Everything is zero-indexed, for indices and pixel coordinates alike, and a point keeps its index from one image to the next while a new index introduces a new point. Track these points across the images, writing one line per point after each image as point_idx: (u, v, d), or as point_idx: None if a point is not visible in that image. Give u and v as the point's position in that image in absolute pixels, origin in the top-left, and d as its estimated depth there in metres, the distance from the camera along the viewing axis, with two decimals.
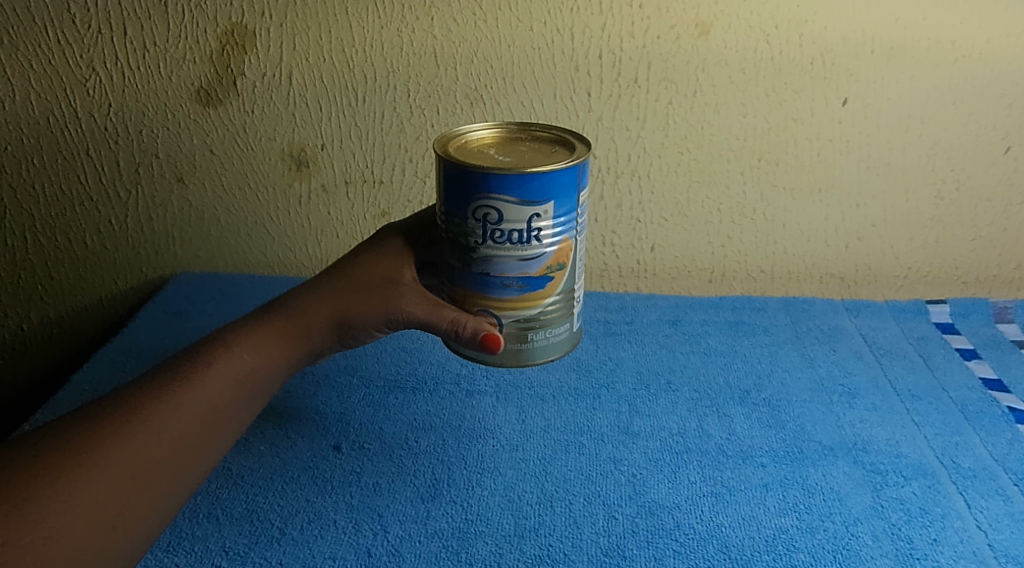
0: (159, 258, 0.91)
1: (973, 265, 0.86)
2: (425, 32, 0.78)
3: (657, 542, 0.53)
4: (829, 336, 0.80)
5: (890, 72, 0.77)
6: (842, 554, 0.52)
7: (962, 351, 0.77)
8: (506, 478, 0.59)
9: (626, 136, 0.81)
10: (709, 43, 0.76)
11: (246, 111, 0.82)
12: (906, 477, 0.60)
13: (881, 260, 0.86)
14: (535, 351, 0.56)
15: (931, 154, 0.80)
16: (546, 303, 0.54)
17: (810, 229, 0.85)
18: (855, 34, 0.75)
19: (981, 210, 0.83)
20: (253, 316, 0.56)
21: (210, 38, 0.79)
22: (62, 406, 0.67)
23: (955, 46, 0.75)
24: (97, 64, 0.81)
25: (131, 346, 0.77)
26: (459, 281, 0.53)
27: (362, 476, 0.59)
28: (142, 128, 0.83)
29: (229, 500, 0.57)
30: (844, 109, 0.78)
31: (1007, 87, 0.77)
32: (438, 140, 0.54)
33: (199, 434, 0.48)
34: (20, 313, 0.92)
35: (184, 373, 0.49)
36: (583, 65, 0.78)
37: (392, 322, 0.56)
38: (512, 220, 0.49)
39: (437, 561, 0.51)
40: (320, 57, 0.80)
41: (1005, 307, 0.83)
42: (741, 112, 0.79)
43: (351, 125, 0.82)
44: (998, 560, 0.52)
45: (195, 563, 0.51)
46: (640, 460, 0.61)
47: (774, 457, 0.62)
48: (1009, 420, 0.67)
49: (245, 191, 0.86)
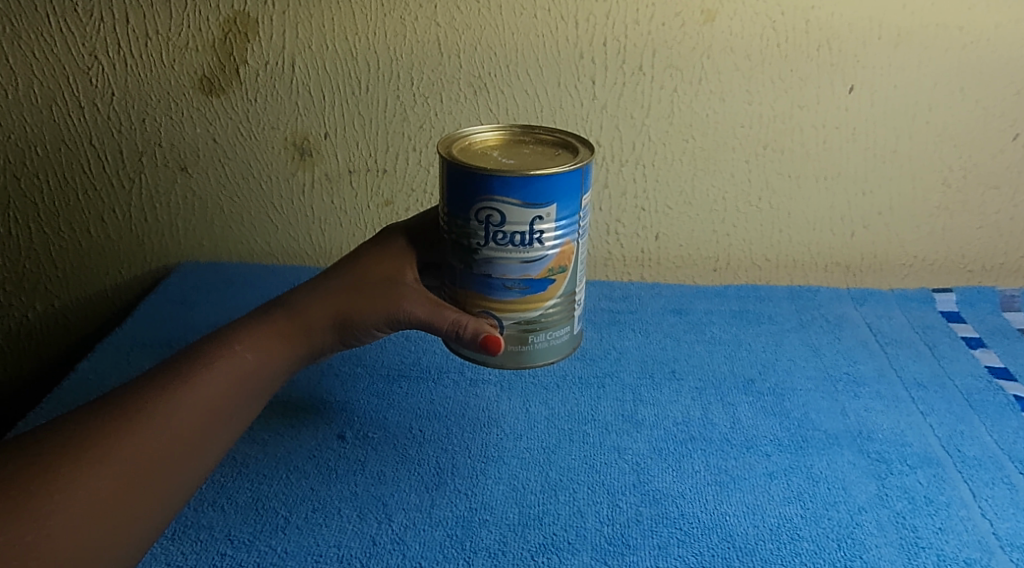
0: (162, 248, 0.91)
1: (980, 253, 0.86)
2: (429, 20, 0.77)
3: (662, 531, 0.53)
4: (834, 325, 0.80)
5: (899, 58, 0.76)
6: (847, 543, 0.52)
7: (968, 340, 0.77)
8: (510, 467, 0.59)
9: (631, 124, 0.80)
10: (715, 30, 0.76)
11: (249, 100, 0.82)
12: (911, 466, 0.60)
13: (886, 248, 0.86)
14: (536, 354, 0.55)
15: (939, 141, 0.80)
16: (547, 305, 0.54)
17: (817, 216, 0.84)
18: (862, 20, 0.75)
19: (989, 198, 0.82)
20: (255, 314, 0.56)
21: (212, 26, 0.79)
22: (67, 397, 0.67)
23: (964, 32, 0.75)
24: (98, 52, 0.81)
25: (134, 336, 0.77)
26: (461, 283, 0.53)
27: (366, 465, 0.60)
28: (145, 117, 0.83)
29: (235, 489, 0.57)
30: (851, 97, 0.78)
31: (1016, 72, 0.76)
32: (443, 141, 0.53)
33: (201, 433, 0.48)
34: (25, 303, 0.93)
35: (187, 372, 0.49)
36: (587, 52, 0.77)
37: (393, 321, 0.56)
38: (514, 222, 0.49)
39: (441, 550, 0.51)
40: (323, 45, 0.79)
41: (1012, 296, 0.83)
42: (746, 99, 0.78)
43: (354, 114, 0.82)
44: (1003, 549, 0.52)
45: (200, 551, 0.51)
46: (644, 449, 0.61)
47: (778, 445, 0.62)
48: (1014, 409, 0.67)
49: (248, 181, 0.86)
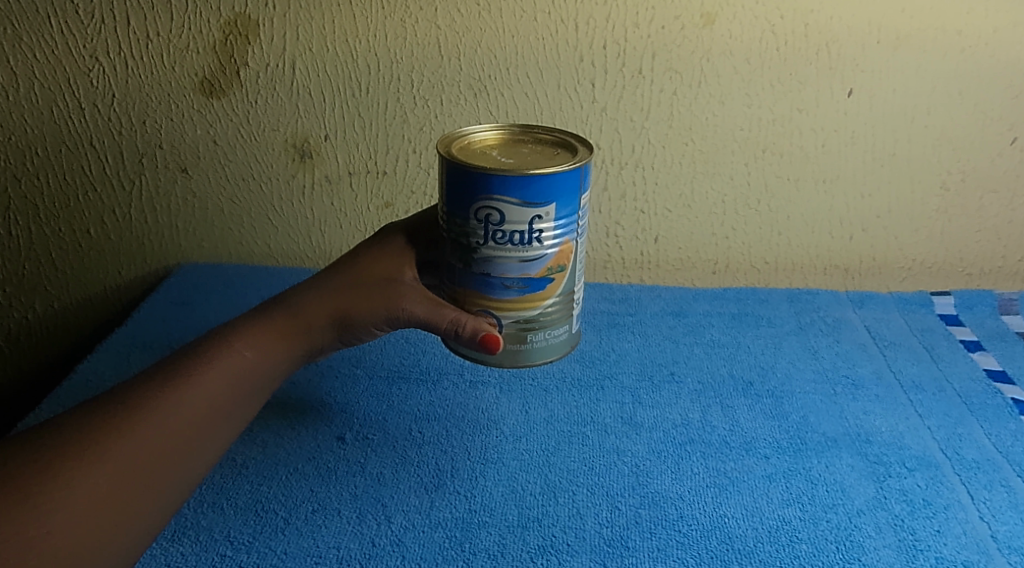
0: (162, 249, 0.91)
1: (978, 257, 0.86)
2: (430, 23, 0.78)
3: (661, 532, 0.53)
4: (833, 327, 0.80)
5: (897, 62, 0.76)
6: (845, 545, 0.53)
7: (966, 342, 0.77)
8: (509, 469, 0.59)
9: (630, 127, 0.81)
10: (715, 33, 0.76)
11: (249, 102, 0.82)
12: (909, 469, 0.60)
13: (885, 251, 0.86)
14: (534, 352, 0.55)
15: (938, 144, 0.80)
16: (546, 304, 0.54)
17: (815, 219, 0.84)
18: (861, 24, 0.75)
19: (987, 201, 0.83)
20: (254, 313, 0.56)
21: (214, 29, 0.79)
22: (67, 398, 0.67)
23: (962, 37, 0.75)
24: (99, 54, 0.81)
25: (134, 337, 0.77)
26: (460, 282, 0.53)
27: (366, 467, 0.60)
28: (146, 118, 0.83)
29: (234, 490, 0.57)
30: (850, 100, 0.78)
31: (1014, 76, 0.77)
32: (442, 140, 0.53)
33: (198, 431, 0.48)
34: (25, 304, 0.93)
35: (184, 370, 0.49)
36: (586, 55, 0.78)
37: (392, 320, 0.56)
38: (513, 221, 0.49)
39: (440, 552, 0.51)
40: (324, 48, 0.79)
41: (1010, 299, 0.83)
42: (745, 103, 0.79)
43: (354, 115, 0.82)
44: (1001, 552, 0.52)
45: (200, 552, 0.51)
46: (643, 451, 0.61)
47: (777, 447, 0.62)
48: (1012, 412, 0.67)
49: (248, 182, 0.86)
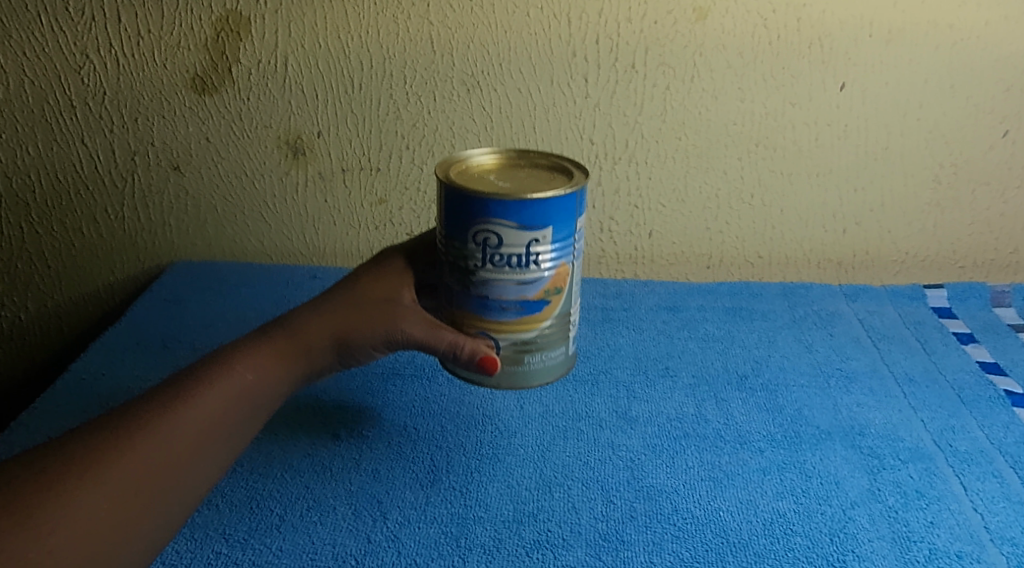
0: (156, 247, 0.90)
1: (971, 249, 0.86)
2: (422, 18, 0.77)
3: (656, 526, 0.53)
4: (827, 320, 0.80)
5: (889, 55, 0.77)
6: (839, 536, 0.53)
7: (960, 335, 0.78)
8: (505, 464, 0.59)
9: (624, 122, 0.81)
10: (708, 28, 0.76)
11: (242, 99, 0.82)
12: (903, 461, 0.60)
13: (879, 246, 0.86)
14: (531, 374, 0.55)
15: (930, 137, 0.80)
16: (543, 326, 0.54)
17: (809, 213, 0.84)
18: (853, 19, 0.75)
19: (979, 194, 0.83)
20: (258, 331, 0.55)
21: (205, 25, 0.79)
22: (61, 397, 0.67)
23: (954, 30, 0.75)
24: (91, 50, 0.80)
25: (128, 336, 0.77)
26: (458, 303, 0.53)
27: (361, 463, 0.60)
28: (138, 116, 0.83)
29: (229, 487, 0.57)
30: (842, 94, 0.78)
31: (1006, 70, 0.77)
32: (440, 164, 0.54)
33: (199, 453, 0.47)
34: (18, 303, 0.92)
35: (187, 389, 0.49)
36: (579, 50, 0.78)
37: (391, 342, 0.56)
38: (511, 244, 0.49)
39: (436, 546, 0.51)
40: (316, 44, 0.79)
41: (1003, 291, 0.83)
42: (739, 97, 0.79)
43: (347, 111, 0.82)
44: (994, 542, 0.53)
45: (195, 549, 0.51)
46: (639, 446, 0.61)
47: (772, 440, 0.62)
48: (1005, 404, 0.67)
49: (241, 179, 0.86)
